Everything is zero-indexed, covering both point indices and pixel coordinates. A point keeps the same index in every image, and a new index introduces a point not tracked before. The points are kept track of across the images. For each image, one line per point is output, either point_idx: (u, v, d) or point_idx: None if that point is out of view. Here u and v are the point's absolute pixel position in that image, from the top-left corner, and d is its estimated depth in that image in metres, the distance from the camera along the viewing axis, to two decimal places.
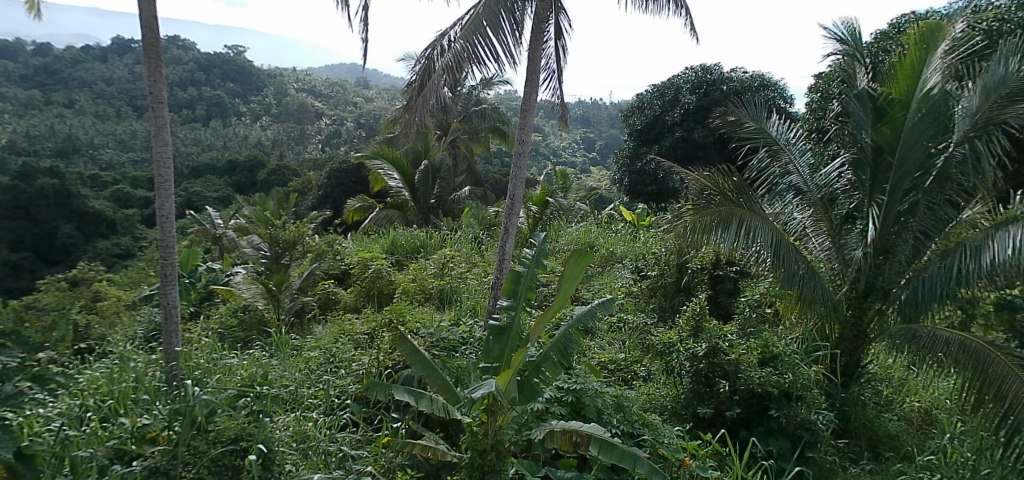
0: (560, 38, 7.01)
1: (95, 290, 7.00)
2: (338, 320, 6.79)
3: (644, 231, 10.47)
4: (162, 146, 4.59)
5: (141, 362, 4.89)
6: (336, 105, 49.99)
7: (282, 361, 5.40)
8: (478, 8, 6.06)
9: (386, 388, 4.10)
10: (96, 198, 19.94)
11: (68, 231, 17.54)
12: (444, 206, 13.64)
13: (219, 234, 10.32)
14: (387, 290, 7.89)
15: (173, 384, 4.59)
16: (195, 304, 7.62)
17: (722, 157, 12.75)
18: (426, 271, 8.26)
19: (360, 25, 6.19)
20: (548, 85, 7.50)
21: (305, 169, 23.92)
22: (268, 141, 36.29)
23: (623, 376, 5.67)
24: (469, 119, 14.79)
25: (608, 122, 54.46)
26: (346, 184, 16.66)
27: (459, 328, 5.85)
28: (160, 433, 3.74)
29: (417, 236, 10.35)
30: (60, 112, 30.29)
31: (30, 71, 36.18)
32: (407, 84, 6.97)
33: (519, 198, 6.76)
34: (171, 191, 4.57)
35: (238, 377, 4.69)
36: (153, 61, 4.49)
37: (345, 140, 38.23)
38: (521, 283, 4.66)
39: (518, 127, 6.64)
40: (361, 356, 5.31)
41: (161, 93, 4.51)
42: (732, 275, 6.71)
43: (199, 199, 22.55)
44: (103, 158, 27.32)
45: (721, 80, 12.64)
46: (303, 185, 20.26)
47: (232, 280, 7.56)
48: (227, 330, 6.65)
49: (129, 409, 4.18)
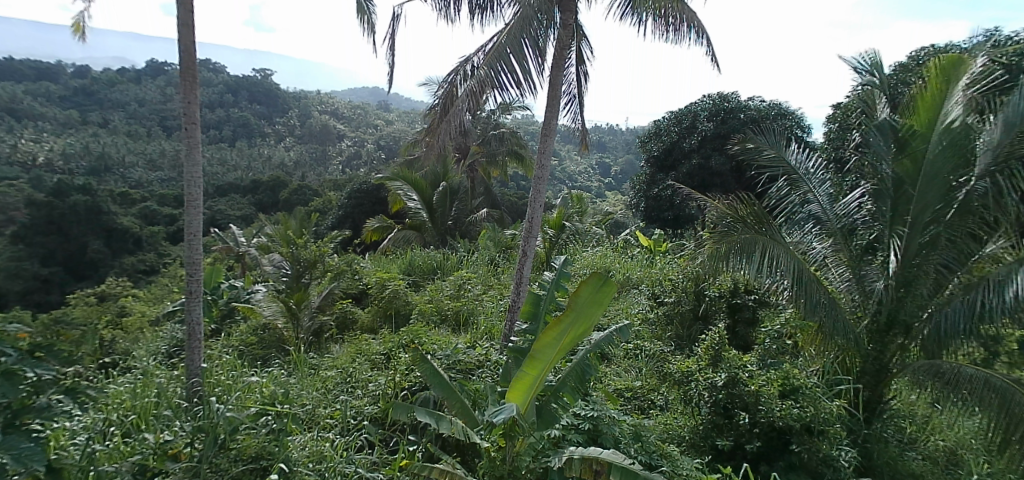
0: (581, 64, 7.16)
1: (120, 305, 7.14)
2: (355, 340, 6.84)
3: (660, 257, 10.48)
4: (193, 165, 4.72)
5: (164, 377, 4.99)
6: (357, 126, 50.74)
7: (300, 379, 5.49)
8: (502, 35, 6.20)
9: (407, 409, 4.14)
10: (124, 215, 20.43)
11: (97, 247, 17.94)
12: (461, 227, 13.48)
13: (240, 252, 10.49)
14: (404, 311, 7.96)
15: (194, 401, 4.65)
16: (216, 321, 7.73)
17: (740, 185, 12.75)
18: (442, 292, 8.33)
19: (387, 51, 6.41)
20: (569, 109, 7.60)
21: (326, 189, 24.24)
22: (290, 161, 36.95)
23: (639, 405, 5.63)
24: (488, 143, 14.87)
25: (623, 147, 54.89)
26: (365, 204, 16.89)
27: (476, 351, 5.90)
28: (183, 450, 3.77)
29: (435, 258, 10.46)
30: (92, 131, 31.30)
31: (67, 92, 37.38)
32: (430, 107, 7.12)
33: (538, 222, 6.78)
34: (200, 209, 4.68)
35: (260, 396, 4.77)
36: (188, 83, 4.67)
37: (365, 161, 38.63)
38: (540, 306, 4.75)
39: (538, 151, 6.69)
40: (377, 377, 5.37)
41: (194, 114, 4.64)
42: (750, 304, 6.70)
43: (221, 217, 22.89)
44: (132, 176, 28.00)
45: (739, 108, 12.69)
46: (325, 205, 20.59)
47: (253, 298, 7.70)
48: (247, 347, 6.77)
49: (151, 425, 4.24)
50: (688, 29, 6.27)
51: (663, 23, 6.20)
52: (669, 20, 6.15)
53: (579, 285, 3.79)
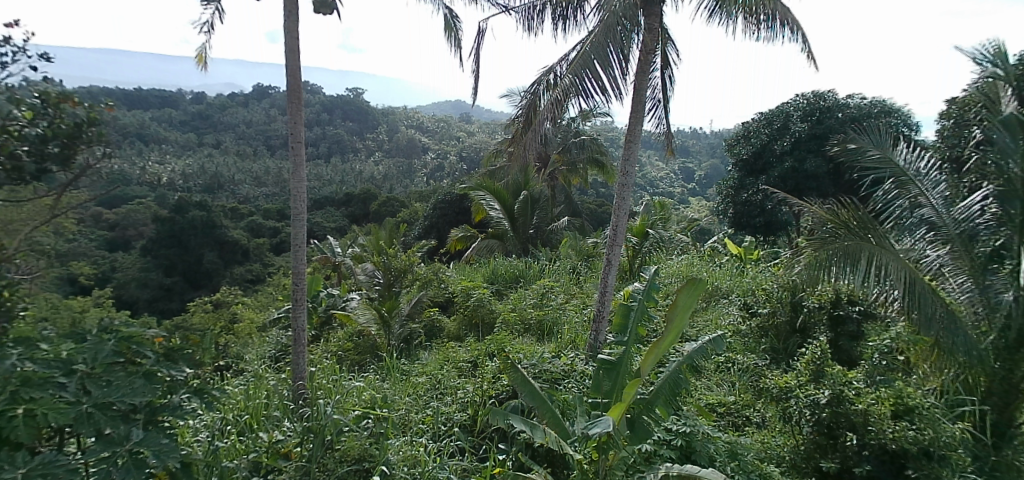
0: (666, 68, 7.01)
1: (233, 312, 7.75)
2: (443, 348, 7.01)
3: (751, 265, 10.01)
4: (298, 181, 5.06)
5: (274, 380, 5.36)
6: (439, 138, 52.33)
7: (393, 385, 5.71)
8: (586, 43, 6.18)
9: (503, 415, 4.20)
10: (233, 228, 22.21)
11: (211, 258, 19.62)
12: (542, 236, 13.54)
13: (336, 262, 11.09)
14: (488, 320, 8.03)
15: (299, 403, 4.95)
16: (316, 328, 8.22)
17: (838, 188, 11.95)
18: (525, 301, 8.37)
19: (472, 65, 6.59)
20: (653, 114, 7.46)
21: (413, 200, 25.18)
22: (378, 174, 38.70)
23: (734, 422, 5.45)
24: (568, 151, 14.63)
25: (707, 151, 53.05)
26: (449, 214, 17.38)
27: (561, 360, 5.87)
28: (293, 449, 3.99)
29: (517, 266, 10.57)
30: (206, 152, 34.35)
31: (186, 117, 41.31)
32: (513, 117, 7.23)
33: (622, 230, 6.68)
34: (304, 222, 5.01)
35: (360, 400, 5.02)
36: (294, 105, 5.02)
37: (447, 172, 39.68)
38: (631, 319, 4.71)
39: (622, 158, 6.60)
40: (465, 384, 5.48)
41: (299, 134, 4.98)
42: (855, 316, 6.21)
43: (317, 228, 24.34)
44: (240, 191, 30.41)
45: (836, 107, 11.95)
46: (411, 216, 21.39)
47: (348, 306, 8.13)
48: (343, 353, 7.14)
49: (262, 425, 4.54)
50: (782, 27, 6.00)
51: (754, 21, 5.97)
52: (760, 17, 5.92)
53: (675, 297, 3.96)
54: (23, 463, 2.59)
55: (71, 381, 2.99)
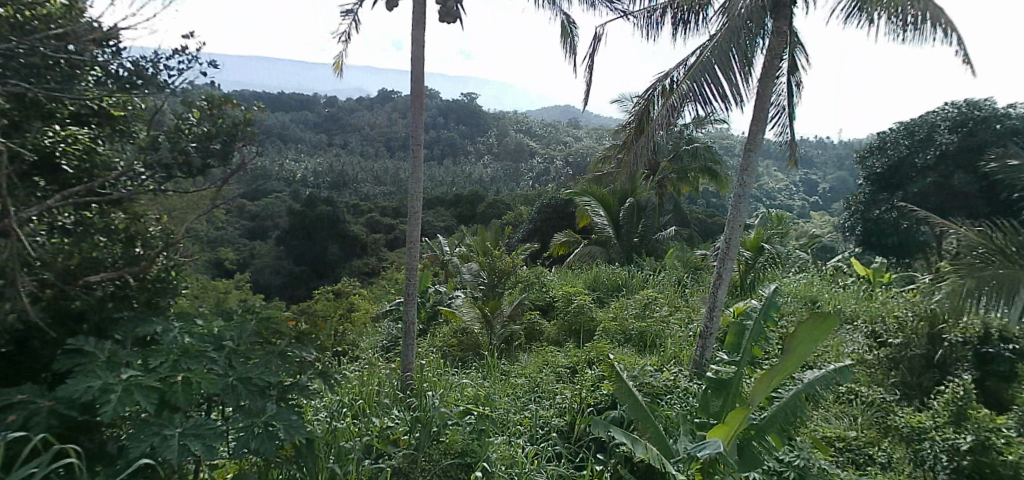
0: (793, 73, 6.60)
1: (351, 302, 8.33)
2: (542, 351, 7.06)
3: (881, 289, 9.14)
4: (416, 182, 5.34)
5: (385, 370, 5.69)
6: (547, 143, 52.75)
7: (493, 384, 5.84)
8: (707, 47, 5.97)
9: (604, 426, 4.17)
10: (354, 223, 23.87)
11: (333, 250, 21.22)
12: (647, 246, 13.12)
13: (444, 260, 11.56)
14: (589, 327, 7.96)
15: (407, 393, 5.19)
16: (423, 322, 8.64)
17: (994, 208, 10.62)
18: (628, 311, 8.21)
19: (586, 70, 6.60)
20: (777, 121, 7.04)
21: (519, 203, 25.61)
22: (486, 177, 39.78)
23: (853, 460, 4.76)
24: (679, 158, 13.99)
25: (834, 162, 49.04)
26: (553, 218, 17.50)
27: (664, 375, 5.71)
28: (402, 437, 4.25)
29: (621, 275, 10.41)
30: (334, 151, 37.20)
31: (318, 119, 45.05)
32: (624, 123, 7.13)
33: (736, 243, 6.36)
34: (419, 221, 5.27)
35: (464, 396, 5.19)
36: (417, 110, 5.30)
37: (553, 176, 39.86)
38: (745, 338, 4.59)
39: (740, 167, 6.29)
40: (564, 390, 5.48)
41: (419, 137, 5.25)
42: (1006, 355, 5.61)
43: (428, 227, 25.49)
44: (361, 189, 32.62)
45: (995, 117, 10.60)
46: (516, 218, 21.78)
47: (454, 303, 8.44)
48: (448, 348, 7.43)
49: (373, 410, 4.81)
50: (934, 28, 5.43)
51: (899, 22, 5.46)
52: (907, 17, 5.40)
53: (797, 327, 3.75)
54: (179, 424, 2.93)
55: (220, 356, 3.35)
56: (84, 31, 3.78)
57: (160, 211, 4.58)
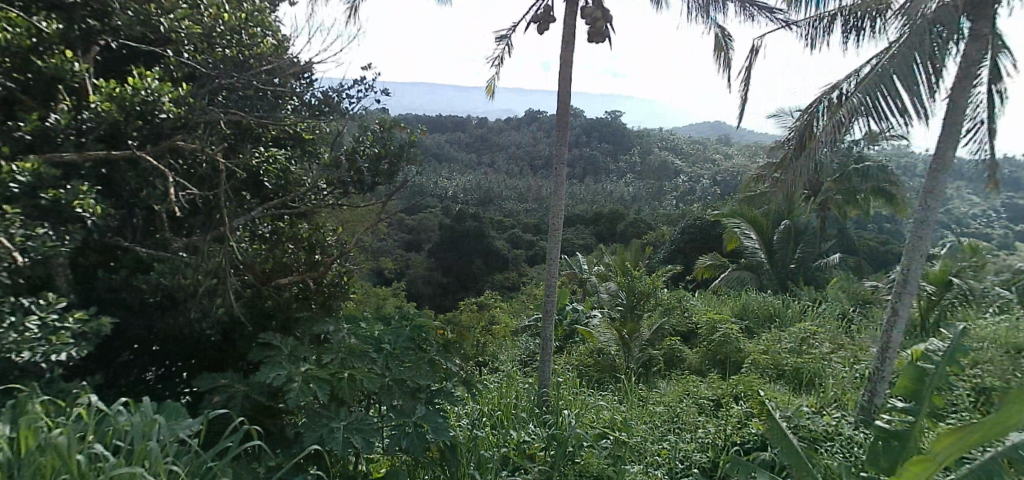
0: (996, 81, 5.69)
1: (492, 315, 8.67)
2: (683, 380, 6.74)
3: None
4: (558, 200, 5.41)
5: (522, 384, 5.81)
6: (693, 161, 50.72)
7: (630, 409, 5.68)
8: (885, 56, 5.37)
9: (748, 468, 3.97)
10: (497, 238, 24.83)
11: (478, 264, 22.23)
12: (806, 272, 12.24)
13: (582, 278, 11.59)
14: (735, 358, 7.46)
15: (543, 410, 5.22)
16: (560, 339, 8.73)
17: None
18: (781, 344, 7.55)
19: (741, 86, 6.28)
20: (973, 137, 6.09)
21: (661, 224, 24.86)
22: (628, 195, 39.21)
23: None
24: (847, 179, 12.73)
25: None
26: (698, 240, 16.74)
27: (823, 419, 5.17)
28: (537, 453, 4.28)
29: (774, 304, 9.63)
30: (482, 169, 39.13)
31: (469, 139, 47.72)
32: (782, 141, 6.63)
33: (917, 275, 5.57)
34: (559, 238, 5.33)
35: (600, 419, 5.10)
36: (562, 130, 5.39)
37: (699, 195, 38.14)
38: (926, 384, 3.99)
39: (924, 189, 5.53)
40: (706, 424, 5.19)
41: (563, 155, 5.35)
42: None
43: (568, 245, 25.70)
44: (506, 206, 33.87)
45: None
46: (658, 239, 21.17)
47: (591, 323, 8.40)
48: (584, 368, 7.41)
49: (511, 422, 4.87)
50: None
51: None
52: None
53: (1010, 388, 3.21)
54: (344, 417, 3.23)
55: (380, 356, 3.64)
56: (286, 67, 4.59)
57: (335, 222, 5.14)
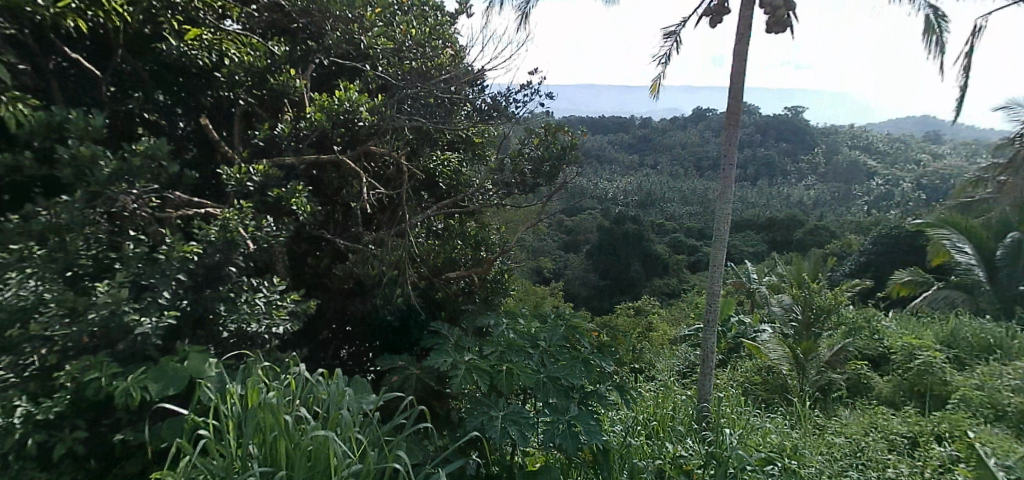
0: None
1: (651, 323, 8.46)
2: (870, 411, 5.95)
3: None
4: (724, 203, 5.11)
5: (681, 395, 5.58)
6: (891, 161, 44.48)
7: (802, 435, 5.15)
8: None
9: None
10: (659, 243, 24.12)
11: (638, 268, 21.79)
12: None
13: (751, 289, 10.80)
14: (940, 392, 6.40)
15: (703, 425, 4.95)
16: (723, 353, 8.25)
17: None
18: (1004, 381, 6.30)
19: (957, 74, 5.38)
20: None
21: (848, 232, 22.18)
22: (808, 200, 35.60)
23: None
24: None
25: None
26: (896, 253, 14.66)
27: None
28: (695, 470, 4.05)
29: (996, 333, 8.07)
30: None
31: None
32: None
33: None
34: (724, 245, 5.04)
35: (767, 442, 4.68)
36: (731, 130, 5.08)
37: (898, 201, 33.30)
38: None
39: None
40: (897, 464, 4.56)
41: (732, 157, 5.03)
42: None
43: (736, 252, 24.10)
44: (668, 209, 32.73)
45: None
46: (845, 249, 18.91)
47: (760, 337, 7.80)
48: (750, 385, 6.90)
49: (667, 435, 4.67)
50: None
51: None
52: None
53: None
54: (503, 408, 3.37)
55: (535, 352, 3.75)
56: (463, 75, 4.89)
57: (500, 222, 5.41)
